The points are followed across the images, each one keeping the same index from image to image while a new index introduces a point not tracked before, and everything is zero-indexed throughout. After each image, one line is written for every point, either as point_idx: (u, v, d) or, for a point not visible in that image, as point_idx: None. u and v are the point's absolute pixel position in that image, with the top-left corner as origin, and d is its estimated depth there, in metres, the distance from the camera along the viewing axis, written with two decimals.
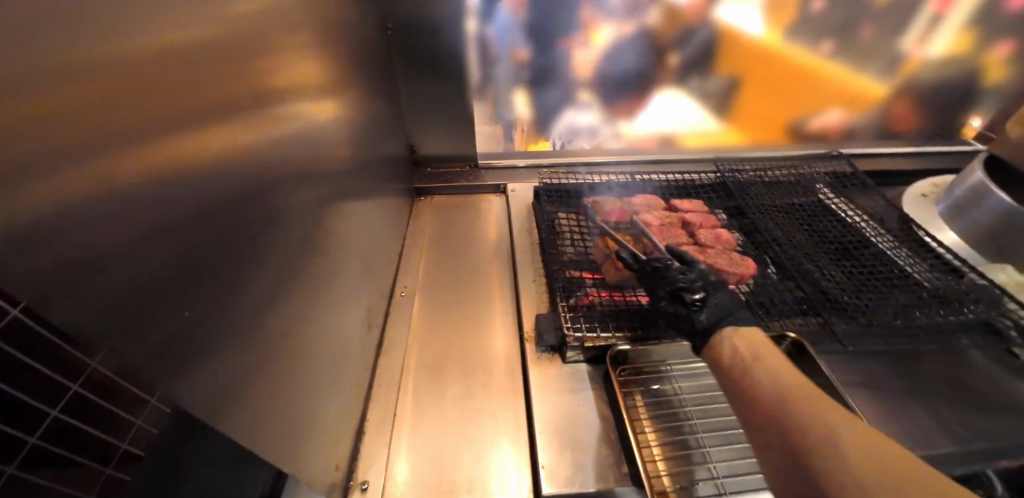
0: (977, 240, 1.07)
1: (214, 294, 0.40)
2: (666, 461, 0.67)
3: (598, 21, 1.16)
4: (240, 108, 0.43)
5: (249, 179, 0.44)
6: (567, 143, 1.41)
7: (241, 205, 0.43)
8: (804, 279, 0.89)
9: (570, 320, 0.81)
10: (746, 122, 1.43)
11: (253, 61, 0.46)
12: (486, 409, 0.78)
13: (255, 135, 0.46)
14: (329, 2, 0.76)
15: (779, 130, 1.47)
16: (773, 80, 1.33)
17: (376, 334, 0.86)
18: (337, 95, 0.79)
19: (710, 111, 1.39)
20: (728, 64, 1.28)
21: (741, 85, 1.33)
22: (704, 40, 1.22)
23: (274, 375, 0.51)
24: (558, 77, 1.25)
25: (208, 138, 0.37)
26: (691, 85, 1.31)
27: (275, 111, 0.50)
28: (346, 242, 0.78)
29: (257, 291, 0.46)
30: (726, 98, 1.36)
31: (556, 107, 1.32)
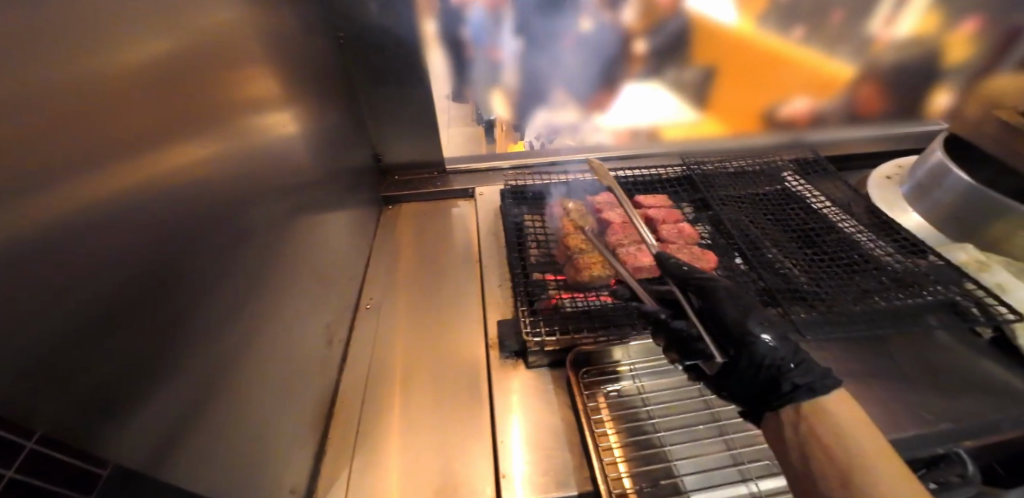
0: (940, 219, 1.07)
1: (139, 323, 0.40)
2: (628, 462, 0.67)
3: (572, 18, 1.17)
4: (140, 143, 0.41)
5: (156, 214, 0.43)
6: (547, 142, 1.45)
7: (144, 243, 0.41)
8: (765, 269, 0.89)
9: (529, 326, 0.80)
10: (724, 110, 1.45)
11: (162, 92, 0.45)
12: (449, 420, 0.78)
13: (165, 167, 0.44)
14: (269, 19, 0.75)
15: (749, 118, 1.48)
16: (746, 69, 1.36)
17: (342, 349, 0.88)
18: (283, 110, 0.78)
19: (687, 101, 1.41)
20: (703, 54, 1.30)
21: (717, 74, 1.35)
22: (676, 31, 1.23)
23: (217, 399, 0.52)
24: (534, 75, 1.28)
25: (118, 174, 0.38)
26: (668, 76, 1.33)
27: (193, 139, 0.49)
28: (298, 260, 0.77)
29: (174, 326, 0.45)
30: (703, 87, 1.38)
31: (532, 104, 1.34)
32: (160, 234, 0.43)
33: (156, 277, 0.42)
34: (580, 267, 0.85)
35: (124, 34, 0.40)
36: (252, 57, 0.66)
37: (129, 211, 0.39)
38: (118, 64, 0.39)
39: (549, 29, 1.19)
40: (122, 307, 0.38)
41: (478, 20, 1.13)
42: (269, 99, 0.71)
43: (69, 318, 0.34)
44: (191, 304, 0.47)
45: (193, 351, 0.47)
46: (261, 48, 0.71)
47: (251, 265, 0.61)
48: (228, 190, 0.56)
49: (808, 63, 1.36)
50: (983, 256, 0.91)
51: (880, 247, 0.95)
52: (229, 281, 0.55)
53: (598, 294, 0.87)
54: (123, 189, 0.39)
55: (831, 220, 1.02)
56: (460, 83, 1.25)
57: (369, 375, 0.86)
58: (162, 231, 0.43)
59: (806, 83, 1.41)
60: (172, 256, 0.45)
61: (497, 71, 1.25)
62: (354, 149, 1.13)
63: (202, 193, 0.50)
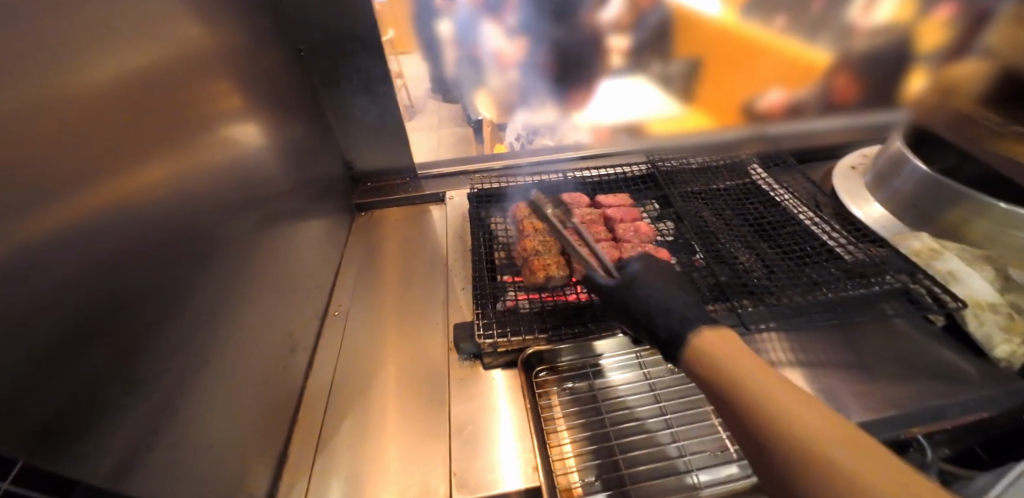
0: (900, 208, 1.09)
1: (78, 340, 0.47)
2: (575, 458, 0.70)
3: (553, 13, 1.17)
4: (62, 181, 0.46)
5: (84, 243, 0.48)
6: (528, 142, 1.49)
7: (70, 270, 0.46)
8: (719, 264, 0.91)
9: (482, 328, 0.82)
10: (711, 103, 1.42)
11: (87, 127, 0.50)
12: (407, 424, 0.82)
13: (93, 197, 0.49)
14: (219, 41, 0.81)
15: (733, 113, 1.46)
16: (734, 61, 1.32)
17: (307, 355, 0.93)
18: (238, 125, 0.84)
19: (671, 95, 1.39)
20: (687, 46, 1.27)
21: (703, 65, 1.32)
22: (656, 22, 1.21)
23: (164, 406, 0.57)
24: (519, 70, 1.29)
25: (50, 215, 0.44)
26: (651, 69, 1.31)
27: (126, 166, 0.54)
28: (257, 266, 0.83)
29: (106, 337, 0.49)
30: (688, 80, 1.36)
31: (516, 99, 1.36)
32: (85, 263, 0.48)
33: (85, 299, 0.47)
34: (535, 267, 0.87)
35: (45, 87, 0.45)
36: (197, 82, 0.72)
37: (56, 244, 0.45)
38: (42, 117, 0.45)
39: (531, 26, 1.19)
40: (51, 328, 0.44)
41: (461, 19, 1.15)
42: (234, 109, 0.83)
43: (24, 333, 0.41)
44: (122, 320, 0.52)
45: (126, 365, 0.52)
46: (208, 69, 0.76)
47: (201, 283, 0.66)
48: (166, 214, 0.60)
49: (792, 53, 1.32)
50: (936, 244, 0.94)
51: (836, 238, 0.97)
52: (166, 299, 0.59)
53: (557, 294, 0.89)
54: (54, 227, 0.45)
55: (790, 212, 1.05)
56: (447, 80, 1.28)
57: (333, 380, 0.91)
58: (90, 260, 0.48)
59: (786, 73, 1.36)
60: (101, 287, 0.50)
61: (482, 69, 1.27)
62: (322, 158, 1.19)
63: (136, 220, 0.55)
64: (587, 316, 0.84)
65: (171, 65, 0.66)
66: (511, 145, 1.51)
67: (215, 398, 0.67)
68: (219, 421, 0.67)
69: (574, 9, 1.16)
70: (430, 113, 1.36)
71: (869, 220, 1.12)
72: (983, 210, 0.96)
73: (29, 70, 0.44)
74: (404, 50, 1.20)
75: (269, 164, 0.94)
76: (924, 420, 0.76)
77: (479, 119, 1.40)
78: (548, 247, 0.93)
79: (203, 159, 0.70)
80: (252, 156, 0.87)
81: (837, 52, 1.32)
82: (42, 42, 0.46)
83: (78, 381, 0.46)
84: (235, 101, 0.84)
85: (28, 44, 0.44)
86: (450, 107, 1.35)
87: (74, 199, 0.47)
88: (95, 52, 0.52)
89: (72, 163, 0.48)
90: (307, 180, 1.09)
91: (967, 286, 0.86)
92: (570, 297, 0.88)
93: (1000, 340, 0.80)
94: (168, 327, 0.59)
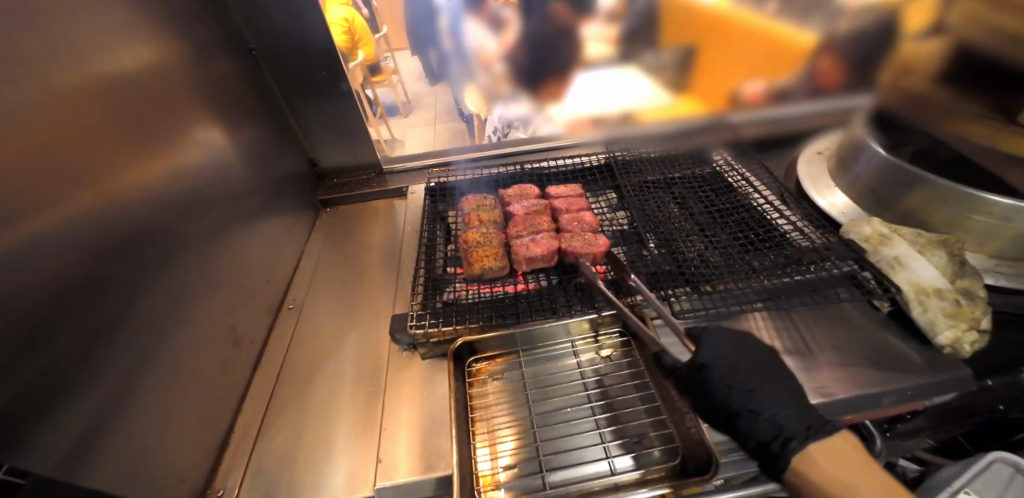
0: (858, 194, 1.08)
1: (14, 341, 0.51)
2: (499, 444, 0.73)
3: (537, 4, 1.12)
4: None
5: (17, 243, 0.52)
6: (506, 132, 1.51)
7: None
8: (663, 252, 0.94)
9: (416, 318, 0.84)
10: (700, 94, 1.31)
11: (16, 135, 0.54)
12: (353, 411, 0.86)
13: (25, 207, 0.53)
14: (166, 49, 0.84)
15: (720, 99, 1.33)
16: (725, 49, 1.19)
17: (255, 347, 0.96)
18: (194, 129, 0.89)
19: (660, 87, 1.30)
20: (677, 35, 1.19)
21: (695, 54, 1.22)
22: (644, 9, 1.14)
23: (105, 398, 0.61)
24: (504, 66, 1.24)
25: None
26: (645, 60, 1.24)
27: (60, 179, 0.59)
28: (212, 264, 0.88)
29: (39, 338, 0.53)
30: (680, 70, 1.26)
31: (499, 94, 1.31)
32: (20, 276, 0.52)
33: (13, 299, 0.51)
34: (474, 259, 0.91)
35: None
36: (140, 97, 0.76)
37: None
38: None
39: (512, 15, 1.14)
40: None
41: (454, 10, 1.16)
42: (190, 120, 0.88)
43: None
44: (64, 325, 0.57)
45: (68, 365, 0.57)
46: (155, 77, 0.80)
47: (143, 287, 0.70)
48: (104, 223, 0.64)
49: (772, 32, 1.15)
50: (886, 230, 0.92)
51: (785, 224, 0.99)
52: (104, 303, 0.63)
53: (497, 285, 0.93)
54: None
55: (744, 198, 1.08)
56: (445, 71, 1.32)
57: (281, 368, 0.95)
58: (25, 272, 0.52)
59: (768, 57, 1.20)
60: (36, 296, 0.54)
61: (466, 63, 1.25)
62: (283, 158, 1.23)
63: (70, 231, 0.59)
64: (521, 306, 0.87)
65: (115, 83, 0.70)
66: (490, 137, 1.56)
67: (162, 393, 0.71)
68: (165, 410, 0.71)
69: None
70: (426, 109, 1.63)
71: (833, 209, 1.07)
72: (942, 195, 0.93)
73: None
74: (402, 50, 1.38)
75: (227, 168, 0.98)
76: (854, 408, 0.75)
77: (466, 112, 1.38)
78: (490, 238, 0.98)
79: (155, 168, 0.76)
80: (211, 159, 0.93)
81: (823, 36, 1.12)
82: None
83: (25, 382, 0.51)
84: (194, 110, 0.90)
85: None
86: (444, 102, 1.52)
87: (13, 219, 0.52)
88: (15, 79, 0.55)
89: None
90: (268, 179, 1.13)
91: (912, 271, 0.84)
92: (510, 288, 0.92)
93: (944, 325, 0.78)
94: (111, 329, 0.63)
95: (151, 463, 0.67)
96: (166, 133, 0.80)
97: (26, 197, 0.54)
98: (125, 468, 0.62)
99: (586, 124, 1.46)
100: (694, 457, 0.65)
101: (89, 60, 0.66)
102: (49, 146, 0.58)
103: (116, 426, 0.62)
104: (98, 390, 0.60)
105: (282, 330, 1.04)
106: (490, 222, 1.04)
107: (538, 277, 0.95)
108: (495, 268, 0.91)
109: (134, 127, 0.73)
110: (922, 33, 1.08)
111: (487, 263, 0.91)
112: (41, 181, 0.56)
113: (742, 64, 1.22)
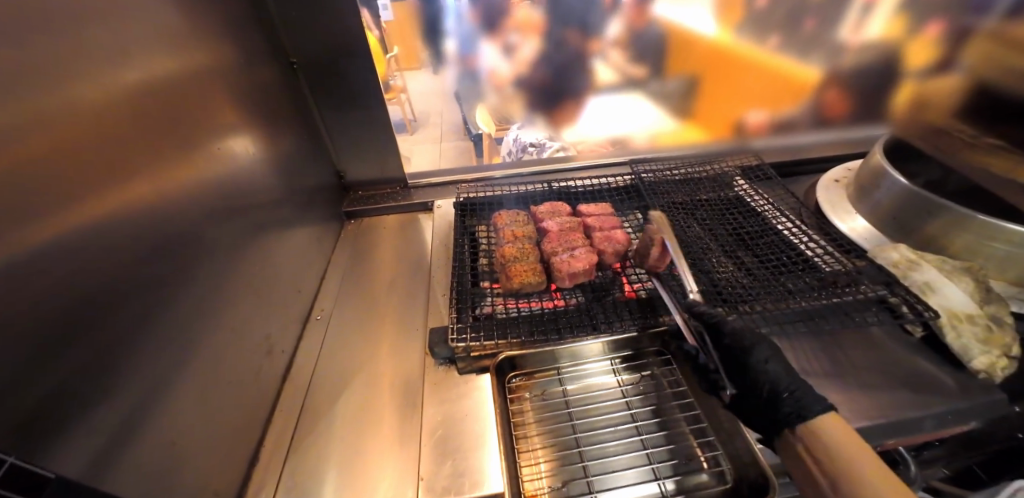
0: (879, 220, 1.10)
1: (55, 343, 0.50)
2: (547, 464, 0.74)
3: (554, 29, 1.20)
4: (47, 183, 0.51)
5: (71, 240, 0.52)
6: (522, 153, 1.51)
7: (42, 266, 0.49)
8: (697, 273, 0.96)
9: (455, 332, 0.86)
10: (701, 122, 1.46)
11: (79, 132, 0.55)
12: (388, 426, 0.86)
13: (82, 205, 0.54)
14: (219, 56, 0.87)
15: (726, 126, 1.48)
16: (728, 77, 1.34)
17: (285, 357, 0.96)
18: (236, 135, 0.90)
19: (665, 113, 1.42)
20: (681, 67, 1.31)
21: (696, 86, 1.36)
22: (650, 42, 1.25)
23: (143, 399, 0.60)
24: (520, 88, 1.30)
25: (38, 227, 0.49)
26: (648, 89, 1.35)
27: (118, 179, 0.60)
28: (251, 268, 0.89)
29: (85, 336, 0.53)
30: (681, 100, 1.39)
31: (513, 116, 1.36)
32: (58, 272, 0.51)
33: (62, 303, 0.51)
34: (512, 274, 0.94)
35: (35, 105, 0.50)
36: (185, 99, 0.76)
37: (35, 256, 0.48)
38: (28, 131, 0.49)
39: (527, 40, 1.21)
40: (16, 334, 0.46)
41: (461, 34, 1.17)
42: (229, 126, 0.88)
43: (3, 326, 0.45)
44: (104, 321, 0.56)
45: (111, 364, 0.56)
46: (206, 87, 0.83)
47: (180, 290, 0.69)
48: (145, 223, 0.63)
49: (782, 69, 1.33)
50: (913, 255, 0.95)
51: (814, 248, 1.01)
52: (144, 303, 0.62)
53: (534, 300, 0.95)
54: (39, 237, 0.49)
55: (769, 221, 1.10)
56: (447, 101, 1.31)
57: (311, 379, 0.95)
58: (66, 270, 0.52)
59: (773, 88, 1.38)
60: (73, 295, 0.52)
61: (479, 85, 1.27)
62: (314, 168, 1.24)
63: (113, 230, 0.58)
64: (561, 322, 0.89)
65: (162, 85, 0.71)
66: (503, 159, 1.53)
67: (197, 396, 0.70)
68: (200, 416, 0.70)
69: (566, 24, 1.20)
70: (431, 127, 1.39)
71: (854, 233, 1.11)
72: (962, 222, 0.96)
73: (16, 91, 0.49)
74: (409, 65, 1.24)
75: (261, 175, 0.97)
76: (894, 432, 0.75)
77: (479, 133, 1.42)
78: (527, 254, 1.01)
79: (193, 168, 0.75)
80: (247, 167, 0.93)
81: (828, 69, 1.33)
82: (32, 69, 0.51)
83: (64, 381, 0.50)
84: (234, 117, 0.90)
85: (24, 69, 0.50)
86: (450, 117, 1.35)
87: (54, 215, 0.51)
88: (81, 77, 0.57)
89: (50, 167, 0.51)
90: (303, 188, 1.15)
91: (943, 297, 0.86)
92: (546, 304, 0.94)
93: (978, 351, 0.80)
94: (154, 329, 0.63)
95: (181, 469, 0.65)
96: (213, 137, 0.82)
97: (71, 191, 0.53)
98: (153, 473, 0.60)
99: (605, 146, 1.53)
100: (748, 478, 0.67)
101: (144, 62, 0.67)
102: (98, 143, 0.57)
103: (142, 431, 0.60)
104: (129, 390, 0.58)
105: (311, 340, 1.04)
106: (525, 236, 1.07)
107: (574, 294, 0.96)
108: (533, 283, 0.93)
109: (176, 128, 0.73)
110: (924, 68, 1.28)
111: (525, 278, 0.94)
112: (90, 175, 0.56)
113: (744, 93, 1.38)
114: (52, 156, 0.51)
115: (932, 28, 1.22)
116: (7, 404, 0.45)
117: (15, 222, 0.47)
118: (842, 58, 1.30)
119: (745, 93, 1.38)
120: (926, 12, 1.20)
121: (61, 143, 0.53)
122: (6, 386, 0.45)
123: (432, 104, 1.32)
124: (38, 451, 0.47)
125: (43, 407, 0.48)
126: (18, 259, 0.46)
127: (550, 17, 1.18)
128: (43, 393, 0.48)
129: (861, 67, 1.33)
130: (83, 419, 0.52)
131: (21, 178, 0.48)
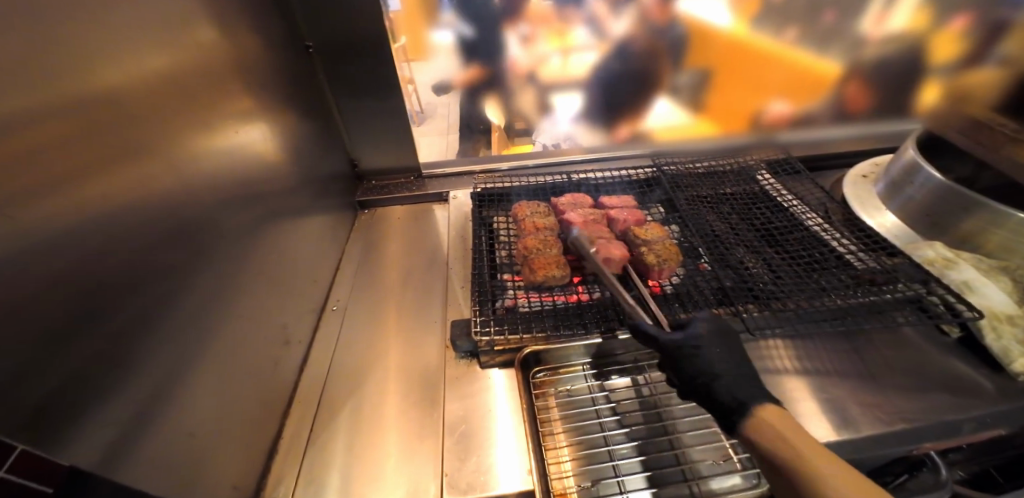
0: (909, 216, 1.07)
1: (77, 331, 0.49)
2: (574, 463, 0.73)
3: (571, 22, 1.19)
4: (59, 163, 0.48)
5: (91, 228, 0.51)
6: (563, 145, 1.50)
7: (55, 254, 0.47)
8: (724, 267, 0.94)
9: (478, 325, 0.85)
10: (720, 115, 1.43)
11: (102, 120, 0.54)
12: (408, 418, 0.84)
13: (102, 192, 0.53)
14: (238, 38, 0.85)
15: (744, 120, 1.44)
16: (748, 69, 1.31)
17: (301, 348, 0.94)
18: (254, 121, 0.88)
19: (681, 105, 1.40)
20: (699, 58, 1.28)
21: (712, 77, 1.33)
22: (674, 34, 1.22)
23: (158, 391, 0.58)
24: (534, 78, 1.31)
25: (55, 210, 0.47)
26: (666, 81, 1.33)
27: (133, 161, 0.57)
28: (268, 256, 0.87)
29: (115, 327, 0.53)
30: (699, 91, 1.36)
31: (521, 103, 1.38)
32: (79, 256, 0.49)
33: (77, 295, 0.49)
34: (535, 267, 0.92)
35: (51, 83, 0.48)
36: (200, 85, 0.73)
37: (53, 240, 0.47)
38: (45, 111, 0.47)
39: (538, 30, 1.20)
40: (30, 326, 0.44)
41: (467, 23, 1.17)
42: (244, 112, 0.85)
43: (21, 316, 0.43)
44: (118, 309, 0.53)
45: (125, 354, 0.54)
46: (224, 70, 0.81)
47: (194, 280, 0.67)
48: (160, 208, 0.61)
49: (799, 63, 1.31)
50: (950, 254, 0.92)
51: (845, 245, 0.98)
52: (153, 294, 0.59)
53: (556, 294, 0.93)
54: (60, 222, 0.47)
55: (797, 217, 1.08)
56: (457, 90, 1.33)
57: (327, 372, 0.93)
58: (80, 259, 0.49)
59: (793, 81, 1.35)
60: (85, 289, 0.50)
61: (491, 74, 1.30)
62: (327, 156, 1.21)
63: (127, 213, 0.56)
64: (586, 316, 0.87)
65: (180, 69, 0.69)
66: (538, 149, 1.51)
67: (214, 387, 0.68)
68: (218, 408, 0.68)
69: (568, 19, 1.18)
70: (438, 118, 1.40)
71: (882, 229, 1.08)
72: (1000, 218, 0.92)
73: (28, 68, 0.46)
74: (417, 56, 1.24)
75: (275, 161, 0.94)
76: (933, 435, 0.73)
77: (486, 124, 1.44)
78: (549, 246, 0.98)
79: (207, 155, 0.72)
80: (262, 157, 0.90)
81: (847, 63, 1.31)
82: (55, 48, 0.49)
83: (74, 372, 0.48)
84: (251, 102, 0.88)
85: (45, 48, 0.48)
86: (456, 106, 1.37)
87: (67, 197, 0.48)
88: (99, 55, 0.54)
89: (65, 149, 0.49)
90: (316, 176, 1.12)
91: (983, 296, 0.83)
92: (569, 297, 0.92)
93: (1018, 353, 0.77)
94: (168, 318, 0.61)
95: (198, 461, 0.63)
96: (230, 121, 0.80)
97: (82, 172, 0.50)
98: (171, 465, 0.59)
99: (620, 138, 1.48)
100: None
101: (164, 44, 0.66)
102: (111, 122, 0.55)
103: (158, 422, 0.58)
104: (138, 384, 0.56)
105: (327, 330, 1.02)
106: (546, 226, 1.05)
107: (597, 288, 0.94)
108: (557, 276, 0.91)
109: (188, 110, 0.69)
110: (953, 62, 1.30)
111: (549, 272, 0.91)
112: (106, 163, 0.53)
113: (762, 87, 1.36)
114: (66, 139, 0.49)
115: (956, 21, 1.23)
116: (7, 404, 0.42)
117: (29, 206, 0.45)
118: (864, 51, 1.28)
119: (764, 88, 1.36)
120: (950, 6, 1.19)
121: (72, 125, 0.50)
122: (19, 376, 0.43)
123: (442, 95, 1.34)
124: (48, 444, 0.45)
125: (58, 395, 0.46)
126: (20, 251, 0.43)
127: (566, 7, 1.16)
128: (63, 383, 0.47)
129: (886, 60, 1.30)
130: (97, 409, 0.50)
131: (35, 158, 0.46)
